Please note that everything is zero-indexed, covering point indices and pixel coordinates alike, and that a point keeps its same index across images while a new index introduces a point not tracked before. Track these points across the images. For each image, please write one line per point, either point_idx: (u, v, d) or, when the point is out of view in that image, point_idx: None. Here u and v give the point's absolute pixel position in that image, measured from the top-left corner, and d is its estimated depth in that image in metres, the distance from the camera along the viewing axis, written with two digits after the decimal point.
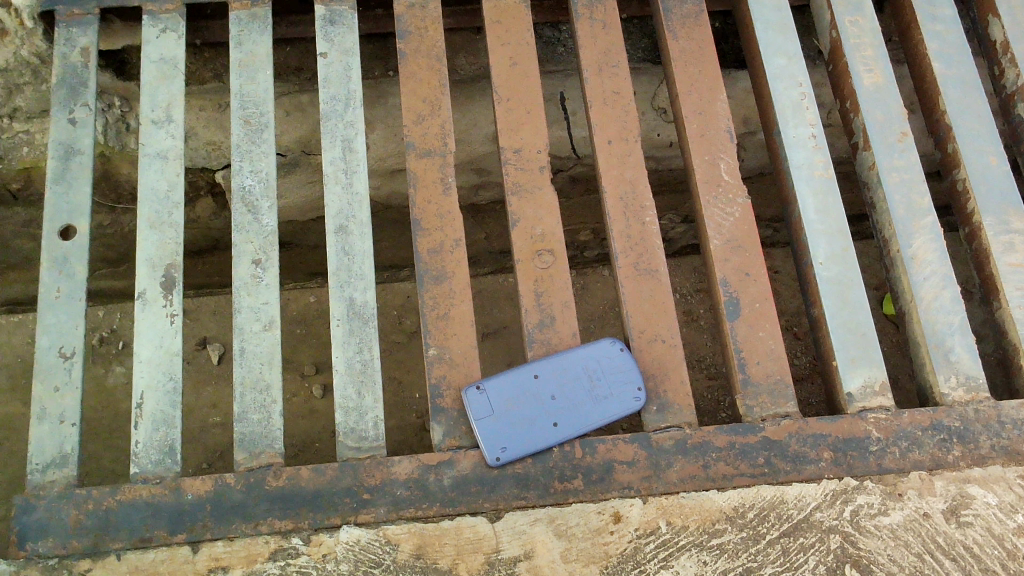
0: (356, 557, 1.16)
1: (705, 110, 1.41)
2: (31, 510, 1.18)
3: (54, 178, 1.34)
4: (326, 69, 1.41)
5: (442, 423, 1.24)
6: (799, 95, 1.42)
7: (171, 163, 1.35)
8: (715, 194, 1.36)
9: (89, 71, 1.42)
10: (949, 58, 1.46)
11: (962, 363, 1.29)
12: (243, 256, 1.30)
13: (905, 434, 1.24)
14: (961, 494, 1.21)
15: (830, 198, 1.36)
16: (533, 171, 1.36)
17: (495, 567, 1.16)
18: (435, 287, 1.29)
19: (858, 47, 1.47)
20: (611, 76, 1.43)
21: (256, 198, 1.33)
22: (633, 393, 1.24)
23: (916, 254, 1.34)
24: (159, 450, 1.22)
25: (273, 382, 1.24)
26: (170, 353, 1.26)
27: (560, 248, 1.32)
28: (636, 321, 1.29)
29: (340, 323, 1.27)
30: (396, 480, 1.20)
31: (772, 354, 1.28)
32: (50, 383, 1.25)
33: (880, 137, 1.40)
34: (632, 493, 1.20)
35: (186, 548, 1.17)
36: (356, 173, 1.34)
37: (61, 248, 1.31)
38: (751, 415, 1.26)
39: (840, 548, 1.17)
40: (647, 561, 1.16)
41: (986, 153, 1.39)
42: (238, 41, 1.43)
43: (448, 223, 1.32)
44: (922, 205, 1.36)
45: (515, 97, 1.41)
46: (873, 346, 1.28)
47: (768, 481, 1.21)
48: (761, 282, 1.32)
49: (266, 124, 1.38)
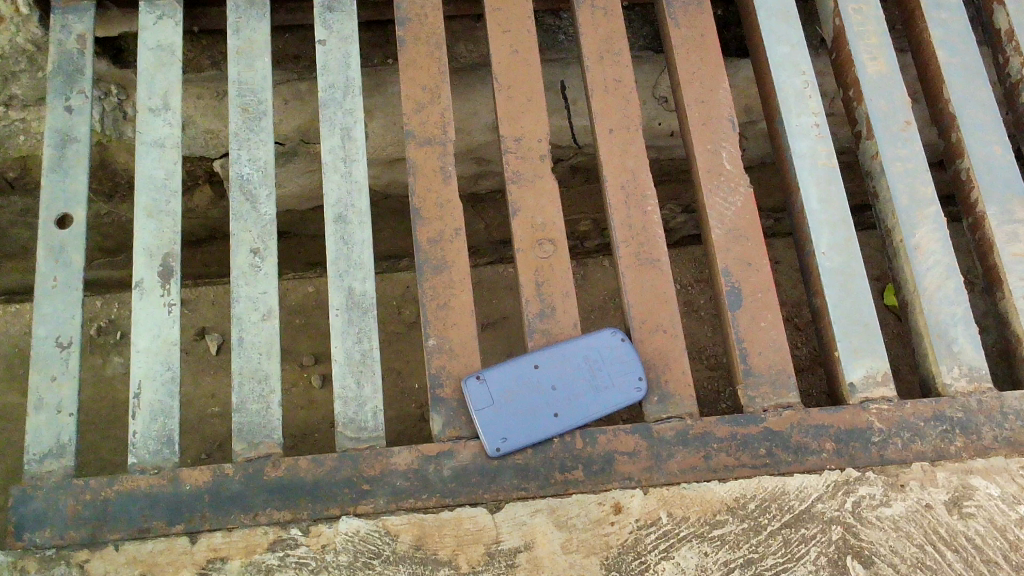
0: (356, 548, 1.15)
1: (708, 98, 1.40)
2: (28, 501, 1.18)
3: (51, 167, 1.33)
4: (325, 57, 1.39)
5: (442, 413, 1.23)
6: (802, 84, 1.41)
7: (168, 152, 1.34)
8: (717, 183, 1.35)
9: (86, 58, 1.40)
10: (953, 47, 1.45)
11: (965, 354, 1.28)
12: (241, 245, 1.29)
13: (907, 425, 1.24)
14: (964, 485, 1.20)
15: (833, 187, 1.34)
16: (533, 160, 1.35)
17: (496, 558, 1.15)
18: (435, 277, 1.28)
19: (861, 35, 1.45)
20: (612, 64, 1.42)
21: (255, 187, 1.32)
22: (634, 383, 1.23)
23: (919, 244, 1.33)
24: (157, 441, 1.21)
25: (271, 372, 1.23)
26: (168, 342, 1.25)
27: (561, 238, 1.31)
28: (637, 311, 1.28)
29: (339, 313, 1.26)
30: (395, 471, 1.19)
31: (774, 344, 1.28)
32: (46, 373, 1.24)
33: (883, 126, 1.39)
34: (633, 484, 1.20)
35: (185, 538, 1.16)
36: (355, 161, 1.33)
37: (57, 236, 1.30)
38: (753, 405, 1.25)
39: (842, 539, 1.17)
40: (648, 553, 1.16)
41: (990, 142, 1.38)
42: (236, 28, 1.41)
43: (447, 212, 1.31)
44: (926, 195, 1.35)
45: (515, 85, 1.40)
46: (876, 337, 1.27)
47: (769, 471, 1.21)
48: (764, 272, 1.31)
49: (264, 112, 1.36)
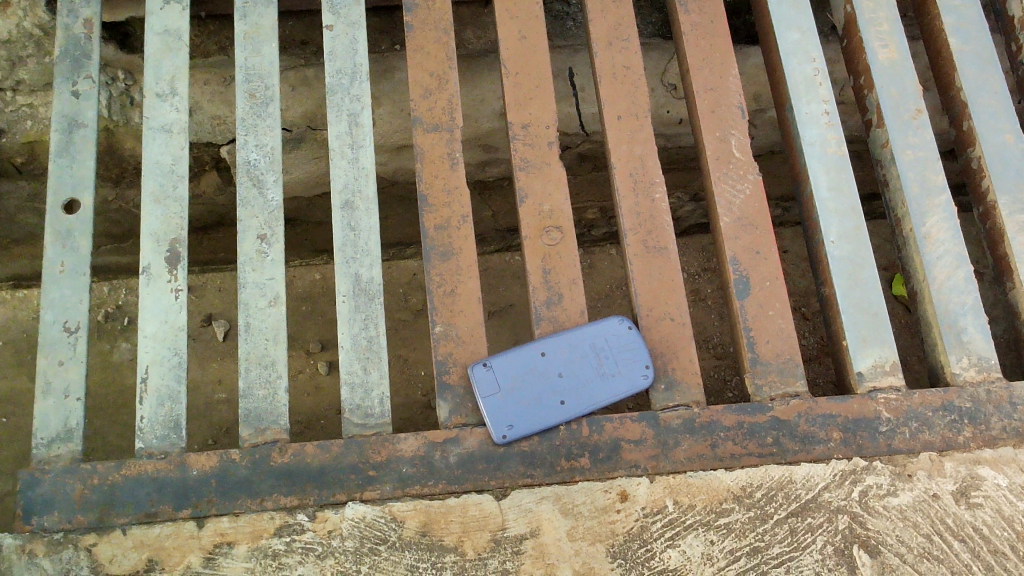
0: (362, 533, 1.15)
1: (717, 85, 1.39)
2: (36, 484, 1.18)
3: (58, 152, 1.33)
4: (332, 43, 1.39)
5: (448, 400, 1.23)
6: (812, 71, 1.39)
7: (175, 137, 1.34)
8: (726, 171, 1.34)
9: (92, 43, 1.40)
10: (966, 34, 1.43)
11: (975, 344, 1.27)
12: (248, 231, 1.29)
13: (915, 414, 1.23)
14: (971, 476, 1.20)
15: (843, 176, 1.33)
16: (542, 147, 1.34)
17: (501, 545, 1.15)
18: (442, 263, 1.28)
19: (873, 22, 1.44)
20: (621, 50, 1.41)
21: (262, 172, 1.32)
22: (641, 370, 1.23)
23: (930, 233, 1.32)
24: (164, 426, 1.21)
25: (277, 358, 1.23)
26: (175, 327, 1.25)
27: (568, 225, 1.31)
28: (644, 299, 1.28)
29: (346, 299, 1.26)
30: (402, 457, 1.19)
31: (782, 333, 1.27)
32: (54, 358, 1.24)
33: (895, 114, 1.38)
34: (639, 472, 1.19)
35: (192, 523, 1.16)
36: (362, 148, 1.33)
37: (64, 221, 1.30)
38: (760, 394, 1.24)
39: (848, 529, 1.17)
40: (654, 541, 1.16)
41: (1003, 130, 1.37)
42: (243, 13, 1.41)
43: (455, 199, 1.31)
44: (937, 183, 1.34)
45: (524, 71, 1.39)
46: (885, 326, 1.26)
47: (776, 460, 1.20)
48: (772, 261, 1.30)
49: (271, 97, 1.36)
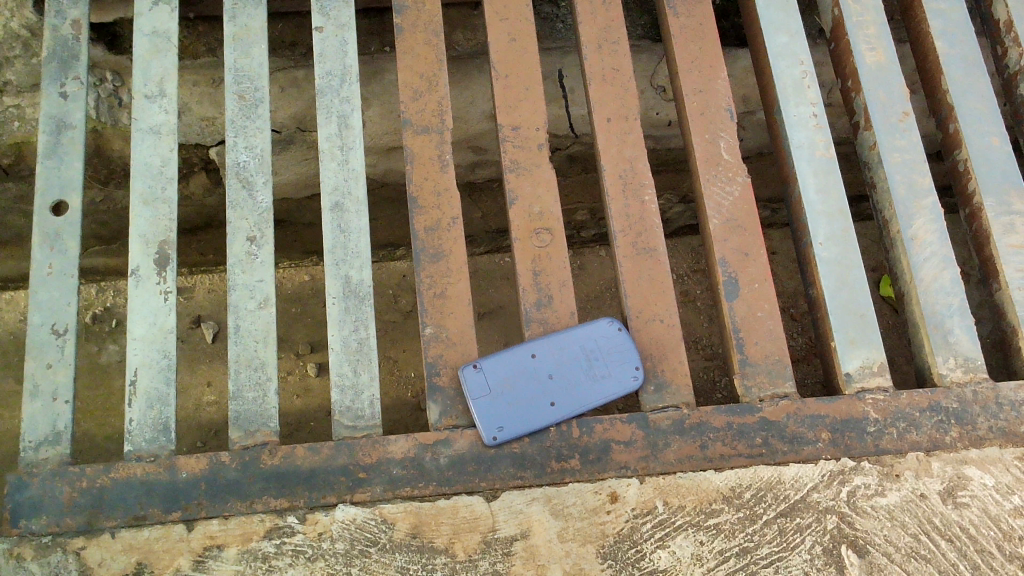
0: (352, 536, 1.15)
1: (706, 87, 1.40)
2: (24, 488, 1.17)
3: (46, 153, 1.32)
4: (323, 44, 1.39)
5: (439, 402, 1.23)
6: (801, 74, 1.40)
7: (164, 139, 1.33)
8: (715, 173, 1.35)
9: (80, 44, 1.39)
10: (952, 37, 1.45)
11: (961, 345, 1.28)
12: (238, 233, 1.28)
13: (903, 415, 1.24)
14: (958, 476, 1.20)
15: (831, 178, 1.34)
16: (531, 149, 1.35)
17: (492, 547, 1.16)
18: (432, 265, 1.28)
19: (860, 25, 1.45)
20: (611, 52, 1.41)
21: (251, 173, 1.31)
22: (631, 372, 1.24)
23: (916, 235, 1.33)
24: (153, 428, 1.20)
25: (267, 360, 1.23)
26: (164, 330, 1.24)
27: (558, 228, 1.31)
28: (634, 300, 1.28)
29: (336, 302, 1.26)
30: (392, 459, 1.19)
31: (771, 334, 1.28)
32: (42, 361, 1.23)
33: (881, 117, 1.39)
34: (629, 473, 1.20)
35: (181, 526, 1.16)
36: (352, 149, 1.33)
37: (51, 223, 1.29)
38: (749, 395, 1.25)
39: (836, 529, 1.17)
40: (644, 541, 1.16)
41: (989, 133, 1.38)
42: (232, 14, 1.40)
43: (445, 201, 1.31)
44: (924, 185, 1.35)
45: (514, 74, 1.39)
46: (872, 327, 1.27)
47: (765, 461, 1.21)
48: (761, 263, 1.31)
49: (260, 99, 1.35)
